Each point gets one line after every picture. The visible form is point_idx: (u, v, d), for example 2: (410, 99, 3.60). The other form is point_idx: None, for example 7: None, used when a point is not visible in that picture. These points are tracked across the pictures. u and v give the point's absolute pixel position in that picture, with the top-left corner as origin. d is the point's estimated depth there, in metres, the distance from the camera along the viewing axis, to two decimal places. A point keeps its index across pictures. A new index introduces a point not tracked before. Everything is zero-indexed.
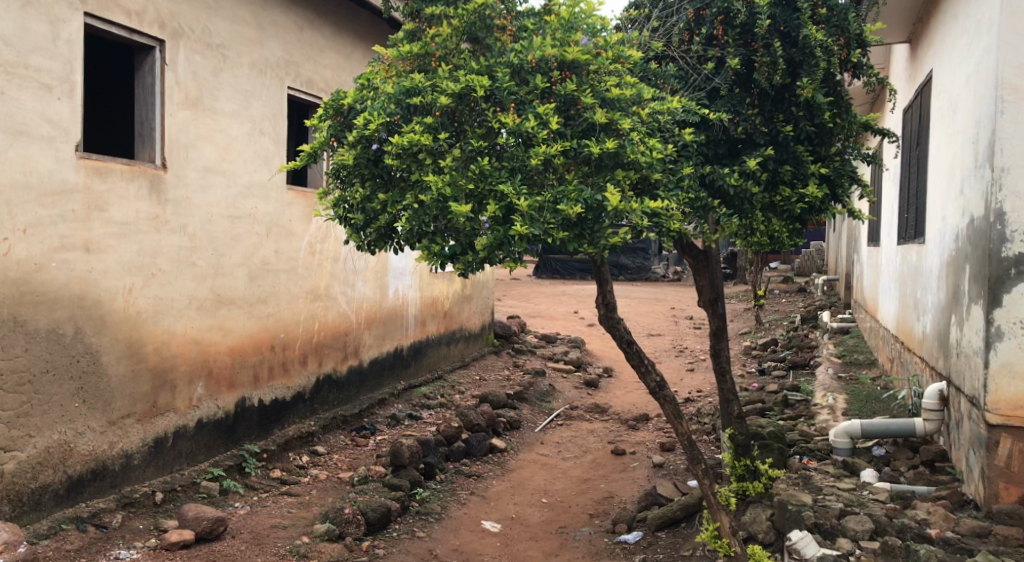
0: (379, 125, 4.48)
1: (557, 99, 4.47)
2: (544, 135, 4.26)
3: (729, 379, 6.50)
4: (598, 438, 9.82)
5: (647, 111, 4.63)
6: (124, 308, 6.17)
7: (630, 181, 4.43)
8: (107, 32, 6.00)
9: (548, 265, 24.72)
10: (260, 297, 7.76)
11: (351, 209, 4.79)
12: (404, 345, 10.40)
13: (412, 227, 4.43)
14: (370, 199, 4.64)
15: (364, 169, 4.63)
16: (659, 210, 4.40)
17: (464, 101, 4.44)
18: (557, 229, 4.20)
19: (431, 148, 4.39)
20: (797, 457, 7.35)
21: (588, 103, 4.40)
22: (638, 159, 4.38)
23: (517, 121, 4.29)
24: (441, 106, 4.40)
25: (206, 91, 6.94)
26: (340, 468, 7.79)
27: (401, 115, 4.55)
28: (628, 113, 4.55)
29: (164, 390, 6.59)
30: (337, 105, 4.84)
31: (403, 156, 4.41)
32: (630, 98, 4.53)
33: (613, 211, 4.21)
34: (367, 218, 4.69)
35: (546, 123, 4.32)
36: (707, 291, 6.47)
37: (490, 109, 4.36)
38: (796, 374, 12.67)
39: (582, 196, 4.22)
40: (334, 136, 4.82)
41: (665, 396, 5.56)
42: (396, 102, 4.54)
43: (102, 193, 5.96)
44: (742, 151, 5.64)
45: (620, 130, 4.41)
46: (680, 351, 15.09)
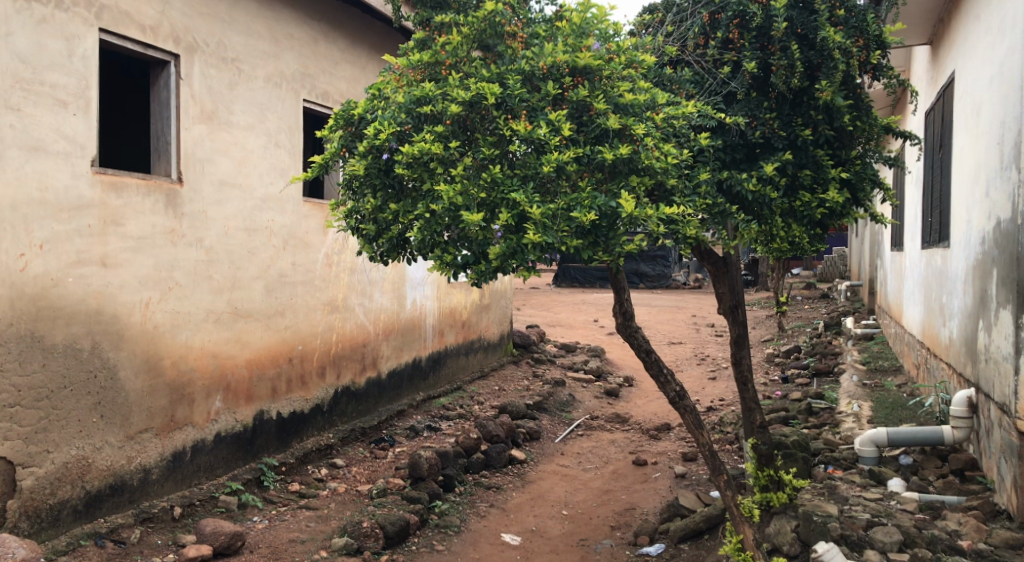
0: (390, 135, 4.45)
1: (569, 105, 4.41)
2: (556, 142, 4.21)
3: (751, 387, 6.38)
4: (619, 448, 9.71)
5: (661, 116, 4.55)
6: (141, 323, 6.17)
7: (645, 187, 4.36)
8: (122, 47, 6.03)
9: (567, 273, 24.64)
10: (277, 309, 7.75)
11: (363, 220, 4.75)
12: (422, 356, 10.36)
13: (424, 238, 4.38)
14: (382, 209, 4.60)
15: (375, 180, 4.58)
16: (676, 216, 4.32)
17: (475, 109, 4.39)
18: (570, 237, 4.14)
19: (442, 157, 4.35)
20: (821, 466, 7.22)
21: (601, 108, 4.33)
22: (653, 165, 4.31)
23: (529, 128, 4.24)
24: (452, 114, 4.36)
25: (221, 104, 6.96)
26: (359, 480, 7.73)
27: (411, 124, 4.52)
28: (643, 119, 4.46)
29: (182, 404, 6.58)
30: (347, 115, 4.82)
31: (415, 165, 4.37)
32: (643, 104, 4.46)
33: (627, 217, 4.13)
34: (379, 228, 4.65)
35: (559, 130, 4.26)
36: (728, 298, 6.37)
37: (501, 117, 4.31)
38: (820, 381, 12.49)
39: (596, 203, 4.16)
40: (345, 146, 4.79)
41: (685, 405, 5.45)
42: (407, 112, 4.51)
43: (118, 208, 5.97)
44: (760, 155, 5.55)
45: (635, 135, 4.34)
46: (702, 359, 14.95)
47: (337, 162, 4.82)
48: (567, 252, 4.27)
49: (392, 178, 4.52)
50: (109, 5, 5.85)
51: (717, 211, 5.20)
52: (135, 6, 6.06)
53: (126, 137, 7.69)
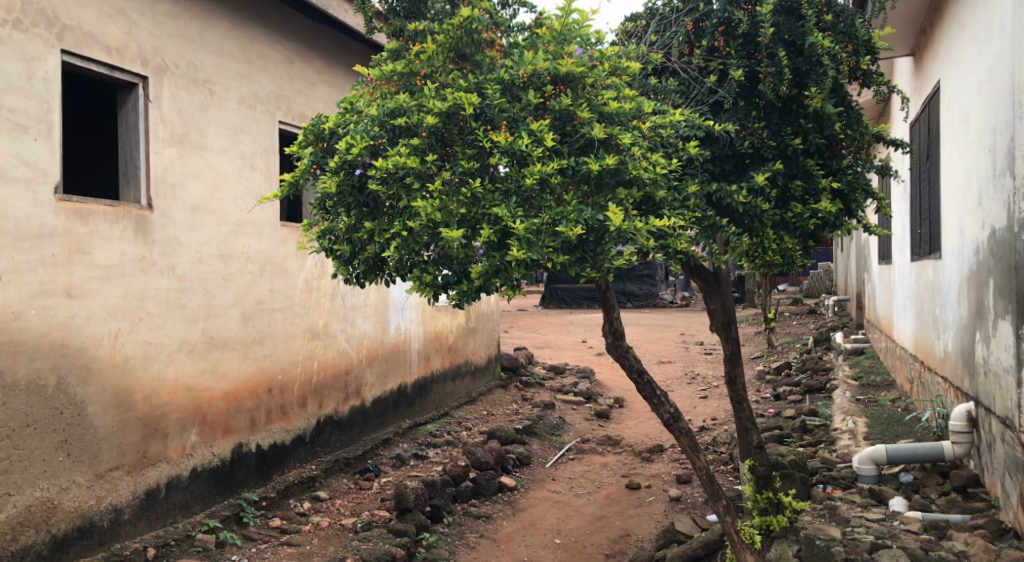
0: (362, 149, 4.23)
1: (551, 114, 4.24)
2: (539, 153, 4.02)
3: (747, 406, 6.17)
4: (612, 472, 9.47)
5: (648, 125, 4.38)
6: (110, 355, 5.90)
7: (634, 199, 4.18)
8: (87, 69, 5.81)
9: (554, 294, 24.44)
10: (254, 337, 7.49)
11: (337, 242, 4.53)
12: (408, 382, 10.10)
13: (402, 258, 4.16)
14: (357, 229, 4.38)
15: (348, 198, 4.36)
16: (667, 229, 4.14)
17: (453, 120, 4.20)
18: (557, 253, 3.94)
19: (419, 172, 4.14)
20: (820, 486, 7.00)
21: (585, 117, 4.16)
22: (641, 175, 4.14)
23: (510, 139, 4.05)
24: (428, 126, 4.16)
25: (193, 127, 6.75)
26: (343, 514, 7.45)
27: (385, 138, 4.31)
28: (629, 127, 4.29)
29: (154, 439, 6.29)
30: (318, 131, 4.61)
31: (388, 180, 4.16)
32: (630, 113, 4.29)
33: (615, 231, 3.94)
34: (355, 248, 4.43)
35: (542, 141, 4.07)
36: (721, 314, 6.18)
37: (481, 129, 4.12)
38: (813, 397, 12.30)
39: (583, 217, 3.97)
40: (316, 163, 4.56)
41: (680, 427, 5.23)
42: (380, 125, 4.31)
43: (85, 236, 5.72)
44: (750, 166, 5.39)
45: (621, 146, 4.16)
46: (692, 378, 14.75)
47: (308, 180, 4.60)
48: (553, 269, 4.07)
49: (367, 196, 4.30)
50: (72, 26, 5.64)
51: (707, 224, 5.04)
52: (100, 26, 5.85)
53: (91, 164, 7.45)
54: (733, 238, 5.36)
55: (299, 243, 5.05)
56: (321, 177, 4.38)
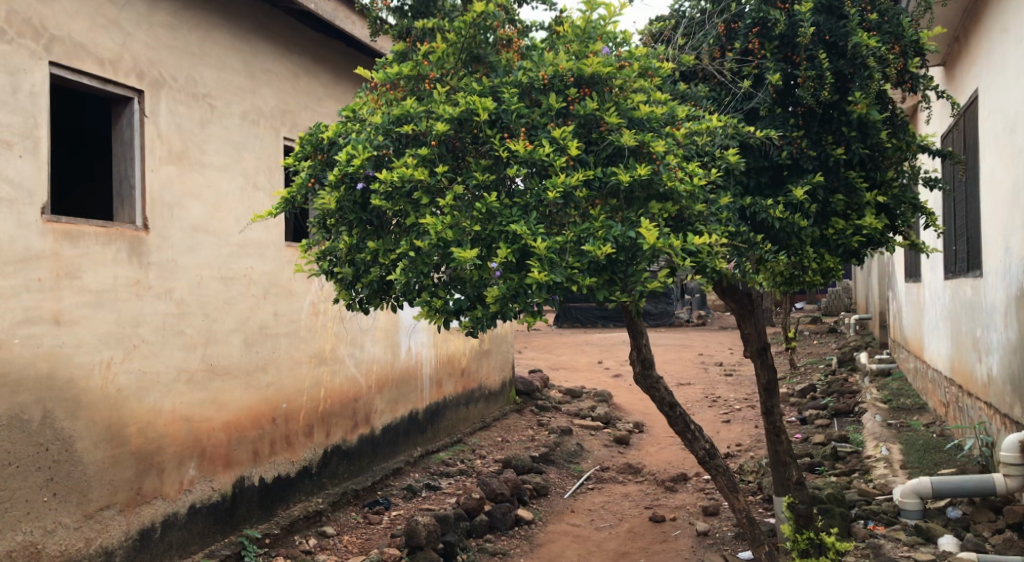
0: (365, 160, 3.87)
1: (575, 120, 3.87)
2: (562, 163, 3.64)
3: (785, 439, 5.76)
4: (634, 502, 9.02)
5: (682, 131, 4.01)
6: (100, 387, 5.52)
7: (669, 215, 3.79)
8: (76, 82, 5.49)
9: (568, 313, 23.97)
10: (258, 364, 7.13)
11: (338, 263, 4.16)
12: (419, 408, 9.70)
13: (409, 281, 3.77)
14: (359, 249, 4.01)
15: (350, 214, 3.98)
16: (706, 247, 3.75)
17: (466, 128, 3.84)
18: (584, 275, 3.54)
19: (428, 185, 3.78)
20: (860, 522, 6.53)
21: (614, 123, 3.79)
22: (677, 187, 3.76)
23: (529, 148, 3.68)
24: (437, 134, 3.79)
25: (192, 143, 6.43)
26: (351, 551, 7.03)
27: (390, 148, 3.96)
28: (661, 134, 3.93)
29: (149, 474, 5.90)
30: (315, 142, 4.26)
31: (392, 194, 3.79)
32: (662, 119, 3.94)
33: (649, 249, 3.56)
34: (357, 271, 4.05)
35: (566, 150, 3.70)
36: (755, 339, 5.77)
37: (497, 136, 3.76)
38: (841, 422, 11.80)
39: (613, 235, 3.58)
40: (314, 177, 4.20)
41: (716, 464, 4.81)
42: (385, 134, 3.95)
43: (74, 259, 5.37)
44: (788, 178, 5.09)
45: (654, 154, 3.79)
46: (713, 400, 14.27)
47: (305, 195, 4.24)
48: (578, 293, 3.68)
49: (370, 212, 3.93)
50: (61, 37, 5.32)
51: (742, 238, 4.71)
52: (91, 37, 5.53)
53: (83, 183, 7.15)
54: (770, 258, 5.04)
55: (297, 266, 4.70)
56: (321, 192, 4.03)
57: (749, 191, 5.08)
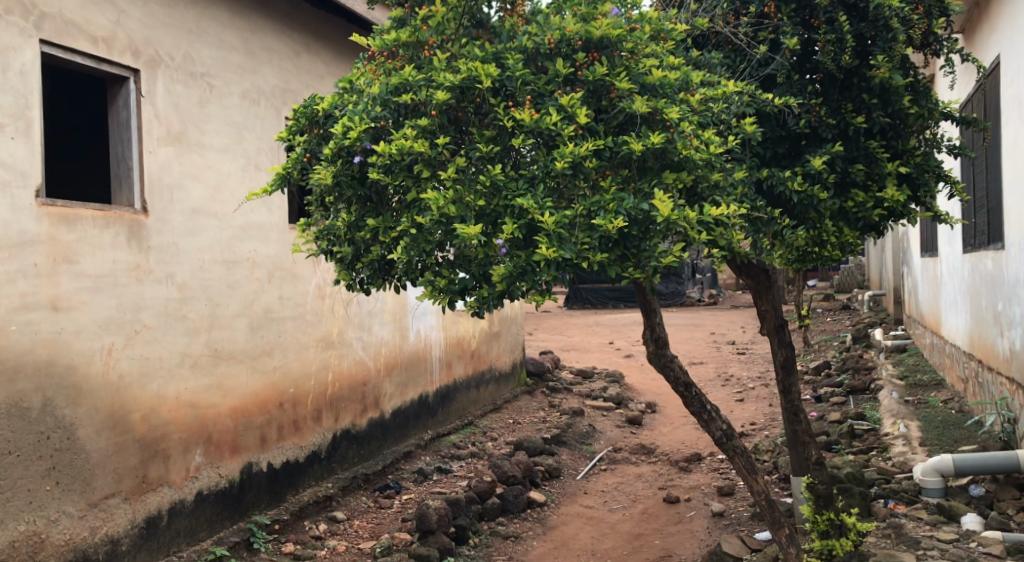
0: (362, 132, 3.72)
1: (583, 87, 3.71)
2: (571, 132, 3.48)
3: (803, 418, 5.60)
4: (647, 483, 8.91)
5: (697, 98, 3.85)
6: (102, 373, 5.41)
7: (683, 185, 3.63)
8: (69, 61, 5.34)
9: (578, 294, 23.80)
10: (264, 348, 7.01)
11: (337, 242, 4.02)
12: (429, 391, 9.59)
13: (410, 260, 3.61)
14: (359, 226, 3.87)
15: (348, 190, 3.82)
16: (723, 218, 3.59)
17: (467, 96, 3.68)
18: (595, 250, 3.37)
19: (429, 158, 3.61)
20: (880, 501, 6.38)
21: (624, 88, 3.63)
22: (692, 155, 3.60)
23: (535, 117, 3.52)
24: (438, 103, 3.64)
25: (191, 124, 6.28)
26: (362, 536, 6.93)
27: (389, 120, 3.81)
28: (674, 101, 3.77)
29: (154, 462, 5.80)
30: (310, 115, 4.16)
31: (391, 168, 3.64)
32: (675, 84, 3.78)
33: (663, 222, 3.39)
34: (357, 250, 3.91)
35: (574, 118, 3.54)
36: (772, 317, 5.64)
37: (501, 105, 3.60)
38: (857, 399, 11.62)
39: (625, 207, 3.40)
40: (310, 151, 4.10)
41: (734, 446, 4.66)
42: (382, 105, 3.80)
43: (71, 243, 5.24)
44: (806, 148, 4.96)
45: (666, 122, 3.63)
46: (726, 379, 14.11)
47: (301, 171, 4.11)
48: (589, 271, 3.52)
49: (369, 187, 3.78)
50: (51, 14, 5.17)
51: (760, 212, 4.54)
52: (83, 14, 5.38)
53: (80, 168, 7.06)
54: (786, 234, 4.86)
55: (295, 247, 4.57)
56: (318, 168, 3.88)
57: (766, 162, 4.96)
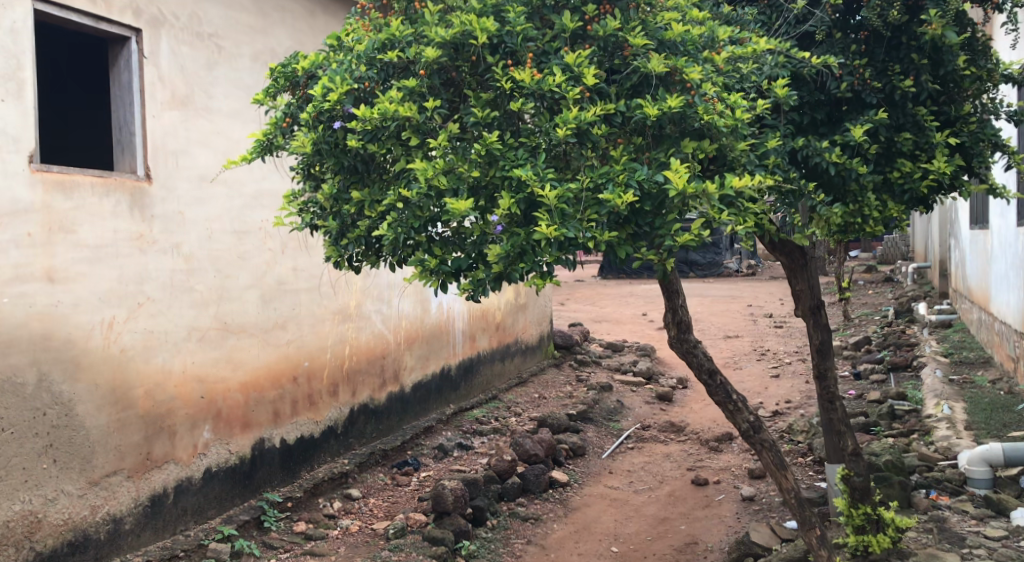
0: (343, 94, 3.60)
1: (594, 43, 3.47)
2: (575, 95, 3.25)
3: (840, 406, 5.22)
4: (675, 463, 8.59)
5: (722, 56, 3.62)
6: (102, 347, 5.23)
7: (706, 155, 3.34)
8: (66, 20, 5.10)
9: (613, 264, 23.34)
10: (277, 321, 6.79)
11: (320, 215, 3.92)
12: (452, 364, 9.35)
13: (397, 237, 3.36)
14: (344, 196, 3.75)
15: (328, 157, 3.69)
16: (746, 192, 3.26)
17: (462, 54, 3.52)
18: (602, 228, 3.09)
19: (417, 123, 3.46)
20: (922, 491, 5.97)
21: (640, 45, 3.37)
22: (716, 122, 3.29)
23: (536, 78, 3.30)
24: (428, 61, 3.49)
25: (198, 87, 6.01)
26: (376, 516, 6.72)
27: (374, 81, 3.71)
28: (696, 59, 3.53)
29: (160, 438, 5.63)
30: (288, 74, 4.03)
31: (374, 134, 3.49)
32: (698, 41, 3.55)
33: (679, 196, 3.08)
34: (343, 224, 3.78)
35: (582, 80, 3.31)
36: (807, 297, 5.28)
37: (499, 65, 3.39)
38: (899, 377, 11.13)
39: (636, 180, 3.12)
40: (290, 114, 3.95)
41: (762, 439, 4.35)
42: (368, 64, 3.70)
43: (68, 212, 5.03)
44: (847, 114, 4.60)
45: (687, 82, 3.33)
46: (762, 354, 13.67)
47: (282, 137, 3.97)
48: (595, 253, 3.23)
49: (352, 156, 3.63)
50: None
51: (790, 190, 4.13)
52: None
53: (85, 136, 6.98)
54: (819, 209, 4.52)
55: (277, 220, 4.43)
56: (297, 134, 3.76)
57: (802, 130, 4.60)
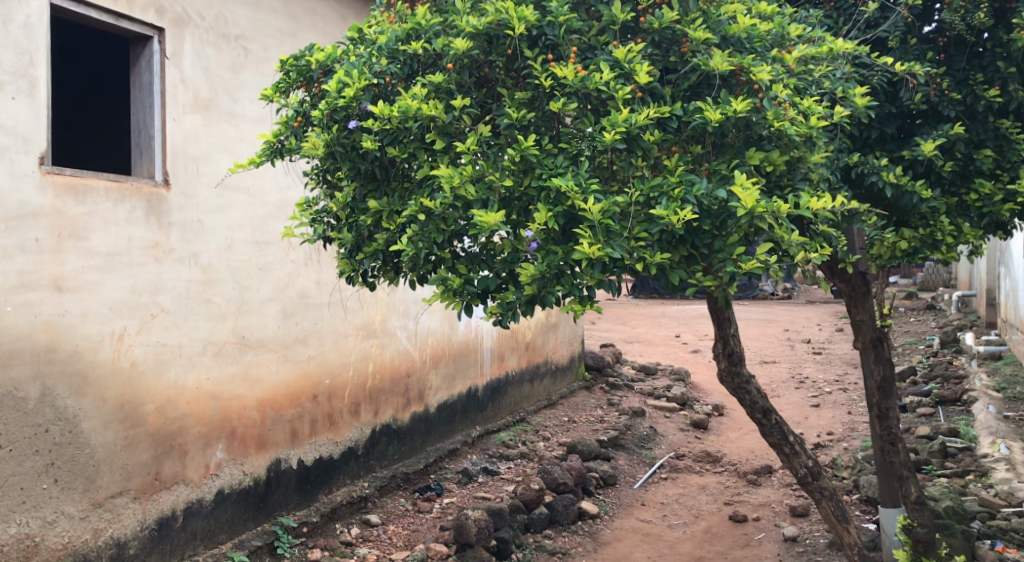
0: (360, 91, 3.50)
1: (648, 36, 3.43)
2: (625, 95, 3.17)
3: (901, 448, 5.09)
4: (711, 497, 8.14)
5: (793, 56, 3.57)
6: (111, 361, 4.96)
7: (777, 168, 3.29)
8: (85, 16, 4.88)
9: (646, 284, 22.90)
10: (298, 336, 6.50)
11: (333, 227, 3.82)
12: (479, 385, 9.01)
13: (415, 255, 3.24)
14: (358, 205, 3.63)
15: (341, 162, 3.55)
16: (824, 211, 3.18)
17: (497, 47, 3.49)
18: (655, 249, 2.99)
19: (438, 121, 3.37)
20: (986, 542, 5.50)
21: (701, 41, 3.33)
22: (787, 129, 3.24)
23: (580, 75, 3.22)
24: (456, 54, 3.44)
25: (222, 91, 5.77)
26: (395, 545, 6.37)
27: (397, 75, 3.64)
28: (761, 56, 3.49)
29: (170, 458, 5.35)
30: (301, 68, 3.94)
31: (393, 134, 3.40)
32: (765, 38, 3.52)
33: (747, 215, 2.97)
34: (357, 237, 3.63)
35: (633, 79, 3.23)
36: (869, 328, 5.10)
37: (539, 60, 3.33)
38: (947, 411, 10.54)
39: (694, 195, 3.01)
40: (301, 114, 3.85)
41: (820, 485, 4.46)
42: (389, 57, 3.65)
43: (79, 217, 4.80)
44: (920, 127, 4.75)
45: (753, 82, 3.28)
46: (801, 382, 13.14)
47: (292, 138, 3.88)
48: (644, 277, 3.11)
49: (369, 160, 3.49)
50: None
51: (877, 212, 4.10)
52: None
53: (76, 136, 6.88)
54: (876, 229, 4.81)
55: (285, 229, 4.31)
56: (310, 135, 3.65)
57: (868, 145, 4.79)
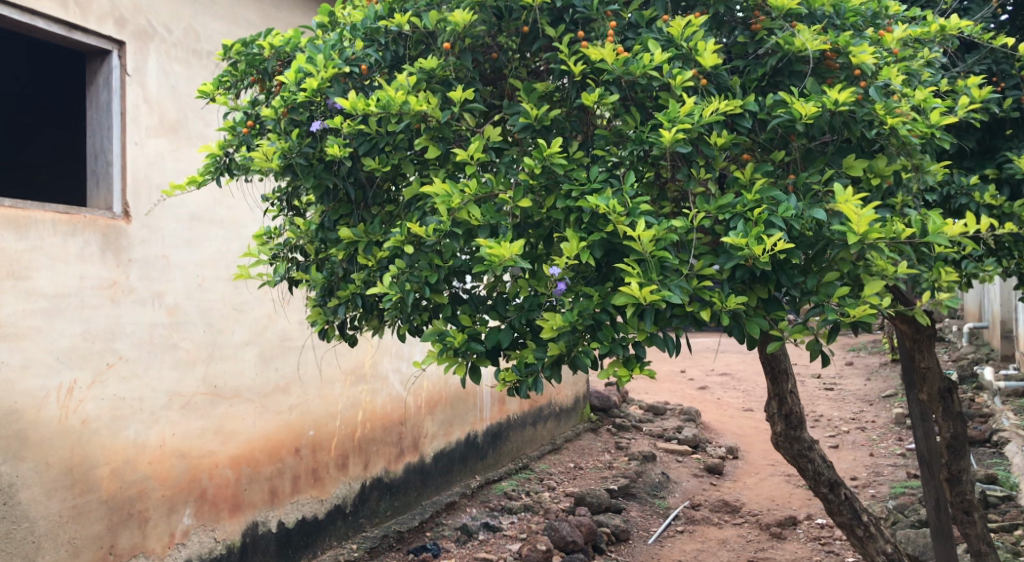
0: (327, 80, 3.04)
1: (707, 11, 3.09)
2: (684, 82, 2.75)
3: (978, 520, 4.86)
4: (733, 552, 7.42)
5: (898, 35, 3.18)
6: (57, 420, 4.32)
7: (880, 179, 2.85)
8: (32, 27, 4.27)
9: None
10: (278, 384, 5.85)
11: (299, 266, 3.34)
12: (478, 431, 8.33)
13: (402, 299, 2.77)
14: (327, 232, 3.15)
15: (301, 178, 3.02)
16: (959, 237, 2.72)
17: (510, 22, 3.11)
18: (726, 292, 2.51)
19: (426, 115, 2.89)
20: None
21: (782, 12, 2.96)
22: (901, 127, 2.81)
23: (625, 57, 2.80)
24: (453, 29, 3.03)
25: (192, 112, 5.19)
26: None
27: (381, 62, 3.21)
28: (858, 35, 3.10)
29: (128, 527, 4.67)
30: (251, 57, 3.47)
31: (373, 140, 2.92)
32: (859, 12, 3.13)
33: (857, 246, 2.50)
34: (331, 279, 3.16)
35: (694, 61, 2.87)
36: (935, 378, 4.65)
37: (567, 40, 2.92)
38: (977, 453, 9.84)
39: (782, 217, 2.55)
40: (251, 120, 3.37)
41: None
42: (366, 39, 3.22)
43: (20, 254, 4.18)
44: (1012, 137, 4.70)
45: (853, 67, 2.90)
46: (815, 421, 12.45)
47: (242, 149, 3.40)
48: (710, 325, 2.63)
49: (339, 175, 3.00)
50: None
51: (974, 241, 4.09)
52: None
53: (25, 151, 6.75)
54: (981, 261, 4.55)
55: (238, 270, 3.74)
56: (261, 146, 3.09)
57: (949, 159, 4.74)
